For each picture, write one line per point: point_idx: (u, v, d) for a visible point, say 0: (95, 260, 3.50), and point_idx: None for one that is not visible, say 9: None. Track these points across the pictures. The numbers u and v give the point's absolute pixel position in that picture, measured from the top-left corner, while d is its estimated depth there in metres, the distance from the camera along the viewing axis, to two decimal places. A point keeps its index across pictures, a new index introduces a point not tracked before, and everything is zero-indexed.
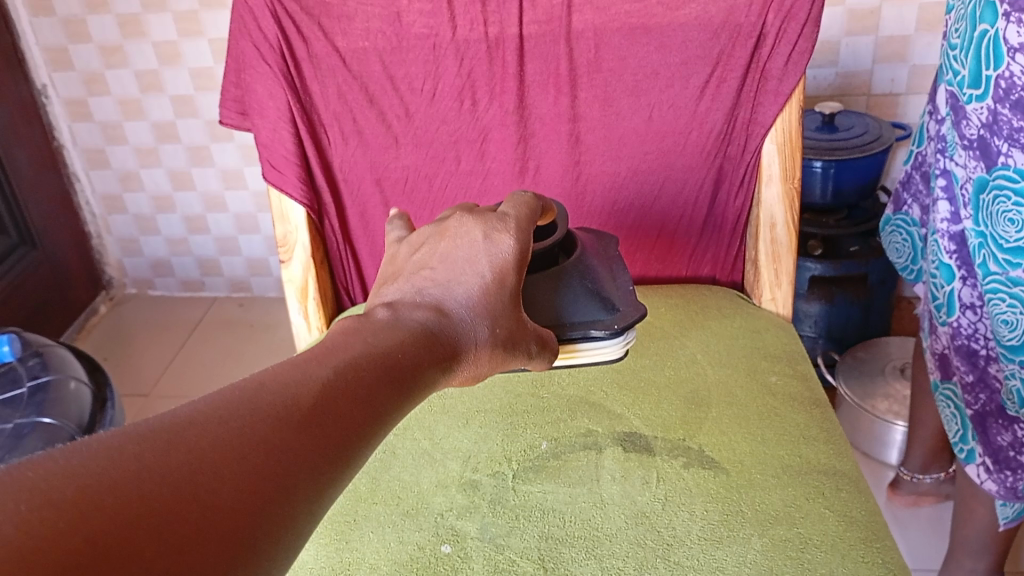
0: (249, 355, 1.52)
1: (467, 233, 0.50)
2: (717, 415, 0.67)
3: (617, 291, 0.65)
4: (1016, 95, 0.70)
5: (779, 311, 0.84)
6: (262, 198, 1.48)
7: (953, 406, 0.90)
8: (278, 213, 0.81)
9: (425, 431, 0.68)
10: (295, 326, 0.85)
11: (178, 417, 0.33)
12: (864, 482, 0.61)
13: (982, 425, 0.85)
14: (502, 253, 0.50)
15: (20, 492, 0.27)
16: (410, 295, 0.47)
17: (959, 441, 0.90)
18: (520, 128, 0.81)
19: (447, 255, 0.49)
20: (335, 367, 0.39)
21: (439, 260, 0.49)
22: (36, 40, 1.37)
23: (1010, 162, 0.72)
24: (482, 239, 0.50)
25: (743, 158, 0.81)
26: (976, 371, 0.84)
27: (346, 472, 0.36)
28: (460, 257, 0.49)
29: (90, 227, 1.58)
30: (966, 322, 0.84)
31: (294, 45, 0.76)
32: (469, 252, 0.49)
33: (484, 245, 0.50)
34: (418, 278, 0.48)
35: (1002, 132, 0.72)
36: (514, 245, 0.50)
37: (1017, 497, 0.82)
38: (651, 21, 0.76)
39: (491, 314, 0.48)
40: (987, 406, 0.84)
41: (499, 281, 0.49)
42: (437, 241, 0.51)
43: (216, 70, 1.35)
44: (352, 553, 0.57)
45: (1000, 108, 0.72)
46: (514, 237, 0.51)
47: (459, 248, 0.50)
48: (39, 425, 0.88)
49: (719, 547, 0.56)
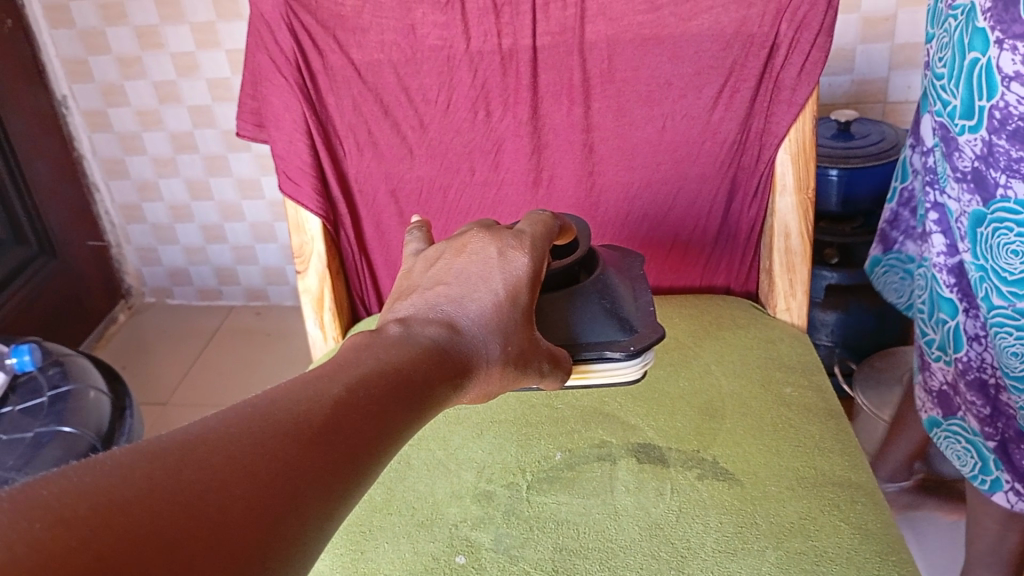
0: (266, 363, 1.52)
1: (482, 249, 0.51)
2: (731, 426, 0.67)
3: (636, 312, 0.65)
4: (1013, 125, 0.69)
5: (795, 321, 0.83)
6: (278, 207, 1.49)
7: (964, 440, 0.88)
8: (294, 224, 0.81)
9: (439, 441, 0.68)
10: (311, 336, 0.85)
11: (189, 434, 0.34)
12: (880, 494, 0.61)
13: (1005, 453, 0.82)
14: (517, 270, 0.50)
15: (33, 511, 0.28)
16: (423, 310, 0.47)
17: (978, 474, 0.87)
18: (534, 139, 0.82)
19: (461, 271, 0.50)
20: (347, 383, 0.40)
21: (453, 276, 0.50)
22: (55, 53, 1.38)
23: (1011, 194, 0.72)
24: (497, 257, 0.51)
25: (757, 168, 0.81)
26: (989, 401, 0.83)
27: (358, 487, 0.37)
28: (473, 274, 0.50)
29: (109, 236, 1.59)
30: (974, 354, 0.83)
31: (309, 58, 0.77)
32: (483, 270, 0.50)
33: (499, 263, 0.50)
34: (431, 294, 0.49)
35: (999, 163, 0.72)
36: (528, 262, 0.51)
37: None
38: (664, 32, 0.76)
39: (503, 331, 0.48)
40: (1007, 433, 0.82)
41: (511, 298, 0.49)
42: (453, 257, 0.51)
43: (233, 81, 1.36)
44: (368, 563, 0.58)
45: (996, 139, 0.72)
46: (528, 255, 0.52)
47: (473, 264, 0.50)
48: (60, 433, 0.89)
49: (733, 559, 0.56)
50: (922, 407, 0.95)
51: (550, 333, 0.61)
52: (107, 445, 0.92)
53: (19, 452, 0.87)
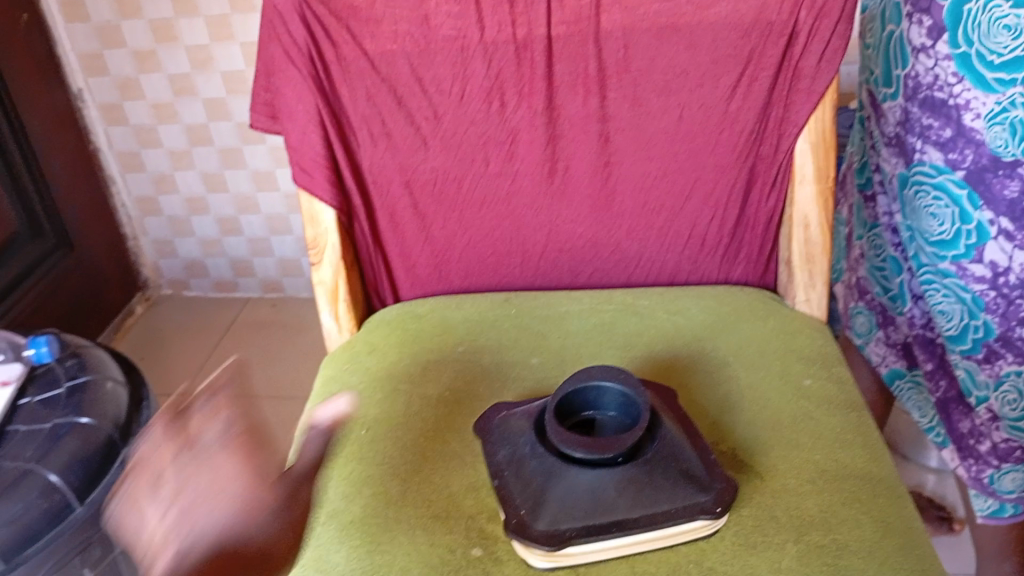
0: (283, 355, 1.53)
1: (210, 458, 0.62)
2: (750, 419, 0.67)
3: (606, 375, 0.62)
4: (923, 94, 0.74)
5: (814, 313, 0.82)
6: (293, 199, 1.49)
7: (919, 397, 0.92)
8: (310, 216, 0.80)
9: (455, 433, 0.68)
10: (326, 327, 0.85)
11: None
12: (900, 487, 0.61)
13: (945, 410, 0.85)
14: (243, 478, 0.62)
15: None
16: (174, 529, 0.58)
17: (933, 428, 0.90)
18: (549, 129, 0.81)
19: (199, 486, 0.60)
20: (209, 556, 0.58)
21: (193, 485, 0.60)
22: (71, 46, 1.39)
23: (926, 158, 0.75)
24: (211, 486, 0.61)
25: (777, 157, 0.81)
26: (935, 358, 0.85)
27: None
28: (208, 483, 0.61)
29: (126, 229, 1.60)
30: (919, 312, 0.85)
31: (323, 49, 0.76)
32: (213, 478, 0.61)
33: (212, 482, 0.61)
34: (160, 497, 0.60)
35: (915, 129, 0.76)
36: (240, 462, 0.62)
37: (983, 485, 0.82)
38: (681, 20, 0.76)
39: (254, 529, 0.60)
40: (948, 392, 0.84)
41: (244, 496, 0.61)
42: (186, 459, 0.62)
43: (248, 73, 1.36)
44: (383, 555, 0.58)
45: (911, 106, 0.76)
46: (249, 458, 0.63)
47: (203, 479, 0.61)
48: (78, 426, 0.78)
49: (753, 553, 0.55)
50: (881, 361, 0.95)
51: (545, 443, 0.60)
52: (125, 439, 0.81)
53: (36, 443, 0.75)
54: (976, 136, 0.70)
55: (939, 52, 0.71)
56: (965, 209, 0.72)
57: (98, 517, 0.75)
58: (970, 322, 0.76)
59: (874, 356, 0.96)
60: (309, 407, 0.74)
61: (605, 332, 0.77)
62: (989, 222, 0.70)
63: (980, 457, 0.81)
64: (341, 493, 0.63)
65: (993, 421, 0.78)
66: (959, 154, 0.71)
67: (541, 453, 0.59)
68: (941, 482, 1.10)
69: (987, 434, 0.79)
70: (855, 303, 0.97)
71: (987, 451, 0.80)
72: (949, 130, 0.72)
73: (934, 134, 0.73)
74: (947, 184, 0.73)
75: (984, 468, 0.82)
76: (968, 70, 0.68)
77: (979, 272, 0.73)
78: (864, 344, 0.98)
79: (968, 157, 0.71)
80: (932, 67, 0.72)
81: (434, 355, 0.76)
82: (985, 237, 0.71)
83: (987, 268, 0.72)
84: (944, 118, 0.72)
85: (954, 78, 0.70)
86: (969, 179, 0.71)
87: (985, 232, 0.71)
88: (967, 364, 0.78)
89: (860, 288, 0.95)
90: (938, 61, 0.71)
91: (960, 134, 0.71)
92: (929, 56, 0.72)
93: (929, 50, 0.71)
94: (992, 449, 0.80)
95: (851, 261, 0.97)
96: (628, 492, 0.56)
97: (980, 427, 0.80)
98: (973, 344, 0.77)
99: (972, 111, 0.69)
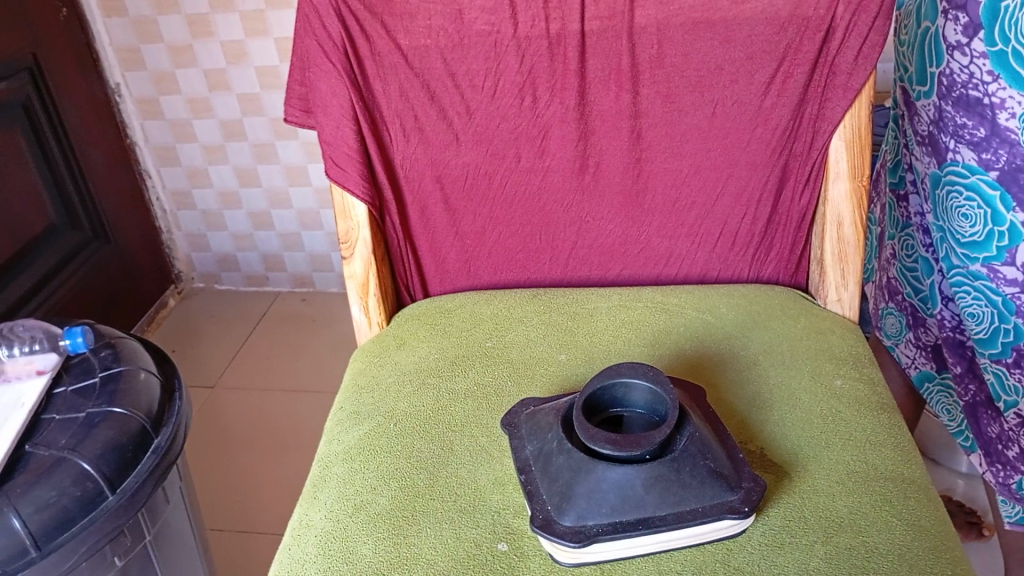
0: (310, 349, 1.54)
1: None
2: (779, 418, 0.66)
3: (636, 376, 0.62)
4: (957, 92, 0.73)
5: (846, 313, 0.81)
6: (324, 194, 1.50)
7: (948, 401, 0.90)
8: (341, 210, 0.81)
9: (482, 428, 0.68)
10: (355, 321, 0.85)
11: None
12: (932, 489, 0.60)
13: (974, 415, 0.84)
14: None
15: None
16: None
17: (961, 432, 0.89)
18: (580, 125, 0.81)
19: None
20: None
21: None
22: (109, 41, 1.41)
23: (959, 158, 0.74)
24: None
25: (810, 155, 0.80)
26: (965, 361, 0.83)
27: None
28: None
29: (160, 222, 1.62)
30: (949, 314, 0.83)
31: (357, 43, 0.77)
32: None
33: None
34: None
35: (949, 128, 0.74)
36: None
37: (1011, 492, 0.81)
38: (716, 16, 0.75)
39: None
40: (977, 396, 0.83)
41: None
42: None
43: (282, 68, 1.37)
44: (409, 548, 0.58)
45: (945, 104, 0.75)
46: None
47: None
48: (112, 414, 0.77)
49: (780, 553, 0.55)
50: (910, 362, 0.94)
51: (572, 439, 0.59)
52: (158, 429, 0.80)
53: (70, 432, 0.75)
54: (1010, 136, 0.68)
55: (975, 50, 0.69)
56: (997, 210, 0.71)
57: (131, 504, 0.74)
58: (1001, 325, 0.74)
59: (904, 358, 0.95)
60: (339, 399, 0.74)
61: (634, 329, 0.77)
62: (1022, 224, 0.69)
63: (1008, 462, 0.80)
64: (369, 484, 0.64)
65: (1021, 427, 0.76)
66: (993, 154, 0.70)
67: (568, 448, 0.58)
68: (972, 487, 1.09)
69: (1015, 439, 0.77)
70: (886, 303, 0.96)
71: (1015, 457, 0.78)
72: (983, 129, 0.70)
73: (968, 134, 0.72)
74: (980, 185, 0.72)
75: (1012, 474, 0.80)
76: (1004, 69, 0.67)
77: (1011, 275, 0.72)
78: (894, 346, 0.97)
79: (1002, 157, 0.70)
80: (967, 65, 0.71)
81: (462, 349, 0.76)
82: (1018, 239, 0.69)
83: (1019, 271, 0.71)
84: (978, 117, 0.71)
85: (990, 77, 0.69)
86: (1001, 180, 0.70)
87: (1018, 234, 0.69)
88: (996, 368, 0.77)
89: (891, 288, 0.94)
90: (973, 59, 0.70)
91: (994, 134, 0.70)
92: (965, 54, 0.71)
93: (965, 47, 0.70)
94: (1020, 455, 0.78)
95: (883, 260, 0.96)
96: (655, 490, 0.56)
97: (1008, 432, 0.78)
98: (1003, 348, 0.75)
99: (1007, 110, 0.68)
